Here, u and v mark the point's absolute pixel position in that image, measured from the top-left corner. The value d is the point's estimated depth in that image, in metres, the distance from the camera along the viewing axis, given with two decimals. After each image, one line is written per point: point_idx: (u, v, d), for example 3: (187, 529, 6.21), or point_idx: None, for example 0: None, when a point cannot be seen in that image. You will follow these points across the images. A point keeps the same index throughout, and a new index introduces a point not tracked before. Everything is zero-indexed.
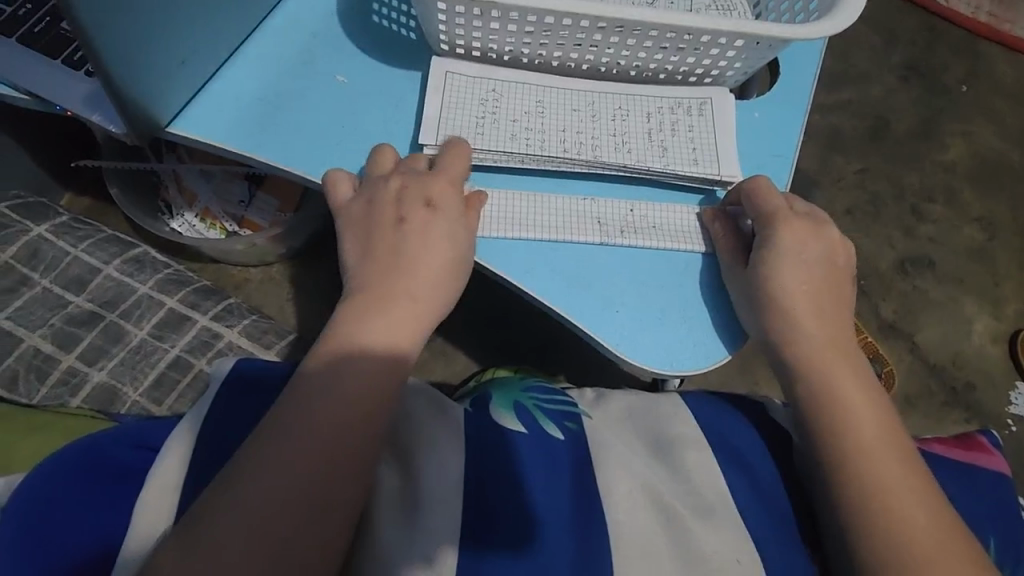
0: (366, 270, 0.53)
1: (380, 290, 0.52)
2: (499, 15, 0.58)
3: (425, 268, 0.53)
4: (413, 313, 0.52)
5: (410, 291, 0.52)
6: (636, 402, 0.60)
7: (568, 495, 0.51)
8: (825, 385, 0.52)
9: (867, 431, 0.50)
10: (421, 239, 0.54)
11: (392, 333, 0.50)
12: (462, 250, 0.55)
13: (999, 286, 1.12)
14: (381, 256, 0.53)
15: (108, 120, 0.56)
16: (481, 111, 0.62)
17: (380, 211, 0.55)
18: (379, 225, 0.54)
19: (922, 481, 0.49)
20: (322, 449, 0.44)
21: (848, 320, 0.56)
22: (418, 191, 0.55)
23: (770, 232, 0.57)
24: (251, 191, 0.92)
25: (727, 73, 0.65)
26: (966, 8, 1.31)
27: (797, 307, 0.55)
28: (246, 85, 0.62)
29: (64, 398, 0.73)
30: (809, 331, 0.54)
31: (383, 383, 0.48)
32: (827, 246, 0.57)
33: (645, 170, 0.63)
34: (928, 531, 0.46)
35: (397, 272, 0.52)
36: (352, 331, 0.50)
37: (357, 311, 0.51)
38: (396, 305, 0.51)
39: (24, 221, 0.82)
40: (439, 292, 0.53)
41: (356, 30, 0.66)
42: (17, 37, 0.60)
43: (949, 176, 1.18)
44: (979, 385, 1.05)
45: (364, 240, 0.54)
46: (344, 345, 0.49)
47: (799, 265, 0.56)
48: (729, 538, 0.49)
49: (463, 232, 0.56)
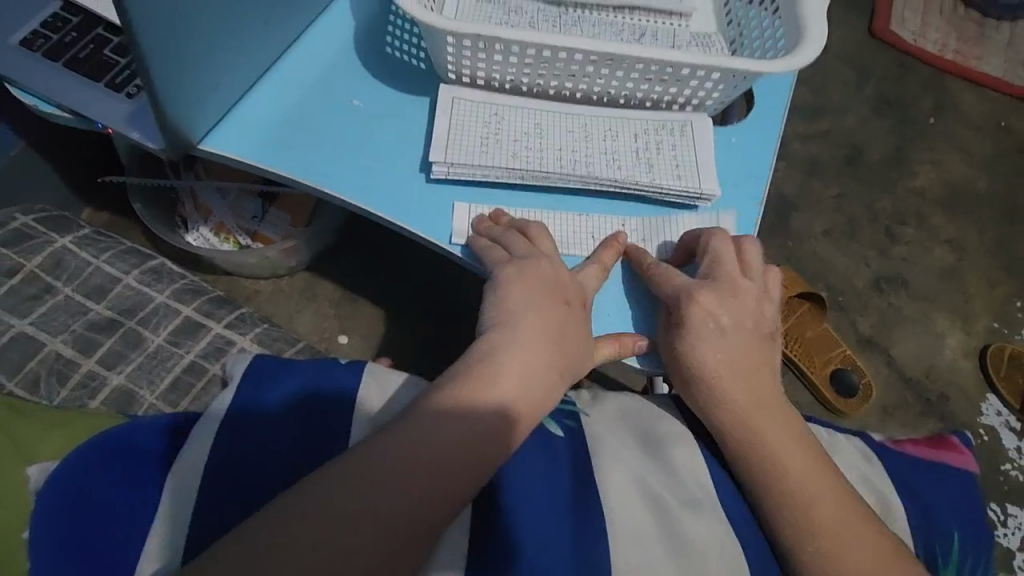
0: (513, 323, 0.54)
1: (533, 352, 0.53)
2: (502, 48, 0.65)
3: (575, 348, 0.56)
4: (555, 384, 0.54)
5: (562, 367, 0.54)
6: (627, 401, 0.64)
7: (568, 485, 0.55)
8: (762, 446, 0.56)
9: (812, 484, 0.55)
10: (573, 328, 0.56)
11: (533, 392, 0.52)
12: (576, 325, 0.57)
13: (969, 303, 1.18)
14: (514, 302, 0.56)
15: (146, 137, 0.62)
16: (485, 132, 0.68)
17: (519, 278, 0.58)
18: (509, 286, 0.57)
19: (864, 511, 0.55)
20: (423, 483, 0.46)
21: (755, 351, 0.60)
22: (550, 275, 0.59)
23: (680, 312, 0.60)
24: (264, 207, 0.96)
25: (707, 102, 0.72)
26: (934, 46, 1.40)
27: (725, 383, 0.58)
28: (269, 108, 0.68)
29: (82, 400, 0.76)
30: (741, 400, 0.58)
31: (498, 429, 0.50)
32: (738, 305, 0.60)
33: (635, 187, 0.68)
34: (844, 533, 0.53)
35: (554, 342, 0.54)
36: (494, 376, 0.51)
37: (503, 359, 0.52)
38: (540, 360, 0.53)
39: (49, 233, 0.87)
40: (569, 356, 0.55)
41: (371, 59, 0.73)
42: (62, 61, 0.65)
43: (919, 200, 1.26)
44: (952, 397, 1.11)
45: (524, 300, 0.56)
46: (482, 390, 0.50)
47: (719, 342, 0.59)
48: (715, 528, 0.54)
49: (544, 289, 0.57)
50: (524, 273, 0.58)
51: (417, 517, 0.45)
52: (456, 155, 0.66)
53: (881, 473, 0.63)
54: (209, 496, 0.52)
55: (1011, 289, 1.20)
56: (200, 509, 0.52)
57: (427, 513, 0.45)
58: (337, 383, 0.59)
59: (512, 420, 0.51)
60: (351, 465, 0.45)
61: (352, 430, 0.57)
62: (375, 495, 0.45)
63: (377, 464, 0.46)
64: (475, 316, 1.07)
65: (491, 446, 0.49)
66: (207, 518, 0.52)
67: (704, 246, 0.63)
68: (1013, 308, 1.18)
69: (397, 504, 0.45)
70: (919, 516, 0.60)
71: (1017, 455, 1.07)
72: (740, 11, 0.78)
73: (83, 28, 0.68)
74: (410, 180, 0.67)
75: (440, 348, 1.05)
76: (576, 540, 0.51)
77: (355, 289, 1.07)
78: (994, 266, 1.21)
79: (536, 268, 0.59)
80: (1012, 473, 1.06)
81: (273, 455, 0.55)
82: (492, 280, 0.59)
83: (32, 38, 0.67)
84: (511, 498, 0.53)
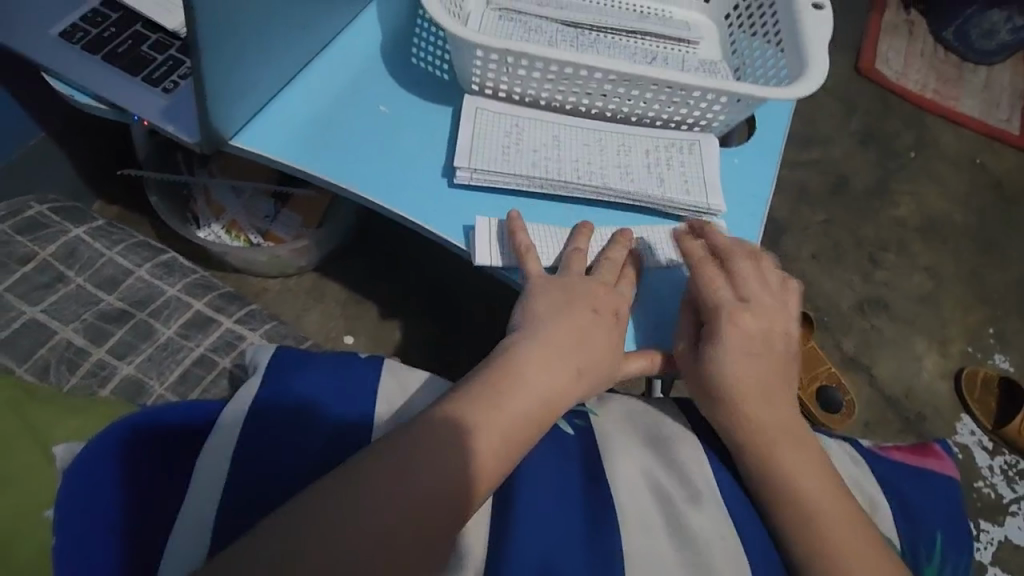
0: (537, 329, 0.58)
1: (555, 353, 0.56)
2: (527, 64, 0.69)
3: (597, 351, 0.58)
4: (574, 383, 0.56)
5: (581, 367, 0.57)
6: (632, 404, 0.67)
7: (579, 480, 0.58)
8: (778, 459, 0.59)
9: (826, 503, 0.57)
10: (593, 333, 0.59)
11: (550, 387, 0.55)
12: (599, 333, 0.59)
13: (946, 327, 1.24)
14: (542, 316, 0.59)
15: (183, 131, 0.64)
16: (506, 142, 0.72)
17: (559, 294, 0.61)
18: (543, 299, 0.60)
19: (863, 524, 0.57)
20: (446, 469, 0.48)
21: (777, 361, 0.63)
22: (575, 288, 0.62)
23: (712, 327, 0.62)
24: (276, 208, 0.97)
25: (713, 123, 0.76)
26: (915, 85, 1.49)
27: (750, 401, 0.60)
28: (300, 109, 0.71)
29: (92, 387, 0.77)
30: (764, 419, 0.60)
31: (519, 425, 0.53)
32: (767, 325, 0.63)
33: (645, 199, 0.72)
34: (844, 527, 0.56)
35: (572, 345, 0.57)
36: (515, 374, 0.54)
37: (524, 357, 0.55)
38: (560, 359, 0.56)
39: (63, 223, 0.87)
40: (588, 355, 0.58)
41: (397, 68, 0.76)
42: (101, 54, 0.67)
43: (900, 229, 1.32)
44: (930, 416, 1.16)
45: (550, 312, 0.59)
46: (503, 385, 0.53)
47: (749, 361, 0.61)
48: (714, 518, 0.56)
49: (563, 298, 0.61)
50: (555, 286, 0.62)
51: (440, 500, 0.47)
52: (479, 162, 0.70)
53: (867, 474, 0.68)
54: (237, 482, 0.54)
55: (984, 316, 1.26)
56: (229, 495, 0.53)
57: (451, 505, 0.48)
58: (358, 373, 0.62)
59: (534, 412, 0.53)
60: (377, 453, 0.48)
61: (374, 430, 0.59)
62: (401, 485, 0.47)
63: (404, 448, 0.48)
64: (476, 322, 1.09)
65: (512, 437, 0.52)
66: (234, 502, 0.53)
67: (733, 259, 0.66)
68: (985, 334, 1.25)
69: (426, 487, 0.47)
70: (904, 517, 0.65)
71: (989, 473, 1.13)
72: (743, 43, 0.84)
73: (123, 24, 0.70)
74: (434, 184, 0.70)
75: (443, 351, 1.07)
76: (588, 536, 0.54)
77: (360, 291, 1.09)
78: (969, 293, 1.28)
79: (563, 281, 0.62)
80: (984, 490, 1.11)
81: (298, 455, 0.56)
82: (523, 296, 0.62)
83: (72, 30, 0.69)
84: (523, 492, 0.55)
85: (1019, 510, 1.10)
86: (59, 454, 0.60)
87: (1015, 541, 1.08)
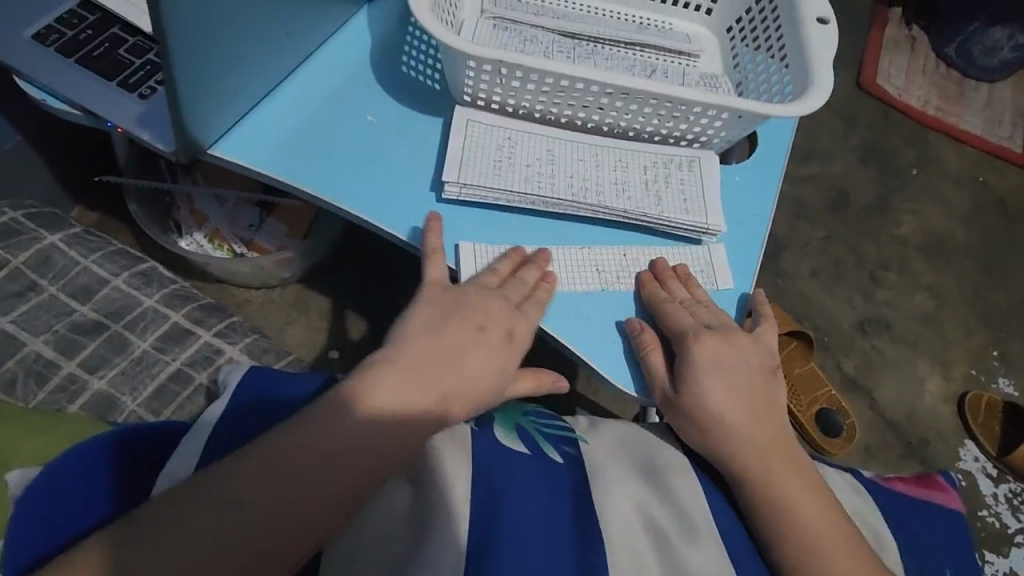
0: (404, 347, 0.57)
1: (417, 372, 0.55)
2: (521, 75, 0.67)
3: (471, 373, 0.57)
4: (440, 407, 0.55)
5: (446, 391, 0.56)
6: (624, 431, 0.64)
7: (570, 513, 0.54)
8: (776, 486, 0.57)
9: (826, 531, 0.56)
10: (473, 353, 0.58)
11: (412, 406, 0.54)
12: (481, 355, 0.58)
13: (948, 349, 1.21)
14: (424, 332, 0.58)
15: (158, 139, 0.61)
16: (498, 156, 0.69)
17: (452, 310, 0.60)
18: (437, 312, 0.60)
19: (863, 549, 0.56)
20: (293, 492, 0.47)
21: (763, 383, 0.62)
22: (476, 305, 0.61)
23: (682, 351, 0.62)
24: (261, 217, 0.95)
25: (714, 140, 0.73)
26: (917, 102, 1.47)
27: (742, 425, 0.59)
28: (283, 118, 0.68)
29: (61, 403, 0.73)
30: (758, 442, 0.59)
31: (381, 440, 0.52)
32: (740, 348, 0.63)
33: (641, 217, 0.69)
34: (844, 553, 0.55)
35: (439, 364, 0.56)
36: (377, 387, 0.54)
37: (385, 373, 0.55)
38: (422, 380, 0.55)
39: (38, 229, 0.84)
40: (462, 375, 0.57)
41: (387, 77, 0.73)
42: (75, 57, 0.65)
43: (901, 247, 1.30)
44: (932, 441, 1.13)
45: (427, 328, 0.58)
46: (359, 396, 0.53)
47: (725, 381, 0.60)
48: (711, 556, 0.53)
49: (445, 311, 0.60)
50: (439, 302, 0.60)
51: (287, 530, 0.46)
52: (469, 176, 0.67)
53: (870, 506, 0.65)
54: None
55: (987, 338, 1.23)
56: None
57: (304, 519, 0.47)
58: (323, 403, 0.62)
59: (392, 433, 0.52)
60: (218, 476, 0.47)
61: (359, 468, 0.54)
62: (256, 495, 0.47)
63: (246, 474, 0.47)
64: None
65: (365, 460, 0.50)
66: None
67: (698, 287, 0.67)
68: (989, 356, 1.22)
69: (272, 512, 0.46)
70: (911, 552, 0.62)
71: (993, 501, 1.09)
72: (746, 57, 0.82)
73: (99, 26, 0.67)
74: (421, 198, 0.67)
75: None
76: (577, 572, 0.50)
77: (347, 304, 1.06)
78: (972, 314, 1.25)
79: (456, 293, 0.61)
80: (989, 519, 1.08)
81: None
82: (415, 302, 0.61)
83: (46, 32, 0.66)
84: (507, 523, 0.51)
85: None
86: (16, 478, 0.57)
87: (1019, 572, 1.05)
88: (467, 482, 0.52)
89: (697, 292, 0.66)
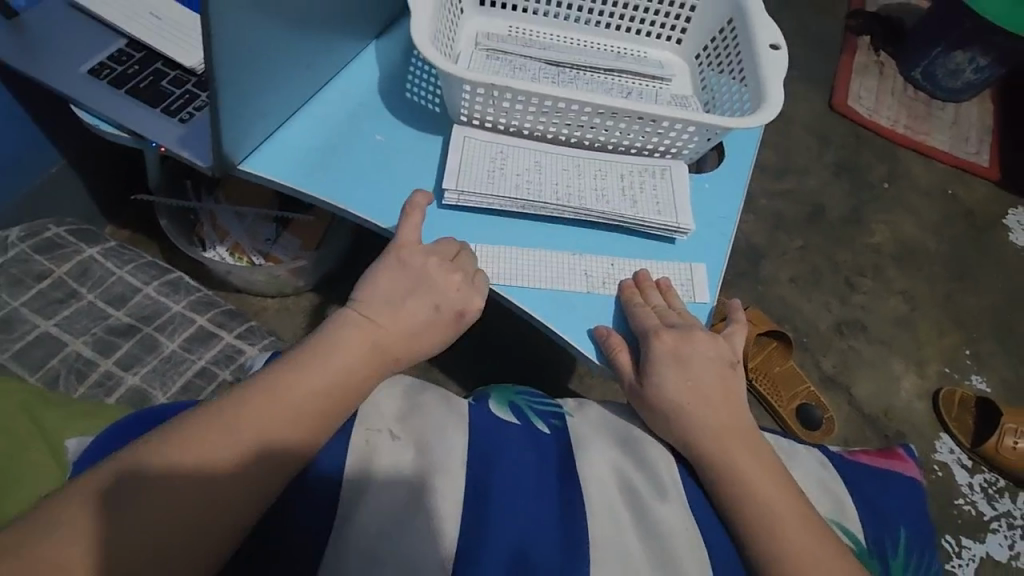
0: (368, 310, 0.62)
1: (372, 338, 0.60)
2: (510, 97, 0.76)
3: (419, 344, 0.64)
4: (389, 368, 0.61)
5: (397, 356, 0.62)
6: (607, 413, 0.70)
7: (554, 477, 0.61)
8: (739, 472, 0.62)
9: (789, 514, 0.60)
10: (428, 324, 0.64)
11: (365, 369, 0.59)
12: (433, 326, 0.65)
13: (922, 348, 1.28)
14: (378, 303, 0.63)
15: (197, 157, 0.71)
16: (492, 166, 0.78)
17: (412, 284, 0.65)
18: (400, 285, 0.64)
19: (824, 529, 0.60)
20: (266, 450, 0.51)
21: (728, 373, 0.69)
22: (435, 280, 0.66)
23: (645, 348, 0.69)
24: (278, 231, 1.04)
25: (684, 151, 0.82)
26: (887, 121, 1.57)
27: (710, 408, 0.65)
28: (302, 139, 0.77)
29: (98, 397, 0.81)
30: (723, 427, 0.65)
31: (341, 401, 0.57)
32: (703, 340, 0.69)
33: (620, 217, 0.78)
34: (802, 531, 0.59)
35: (395, 334, 0.62)
36: (333, 347, 0.59)
37: (347, 333, 0.60)
38: (376, 347, 0.60)
39: (78, 243, 0.93)
40: (412, 345, 0.63)
41: (394, 102, 0.83)
42: (125, 88, 0.74)
43: (875, 255, 1.38)
44: (909, 433, 1.19)
45: (389, 297, 0.63)
46: (320, 355, 0.58)
47: (684, 375, 0.67)
48: (679, 514, 0.60)
49: (407, 285, 0.64)
50: (396, 274, 0.65)
51: (262, 481, 0.50)
52: (466, 184, 0.76)
53: (836, 479, 0.70)
54: None
55: (959, 338, 1.31)
56: None
57: (273, 474, 0.51)
58: None
59: (351, 391, 0.58)
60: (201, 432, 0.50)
61: (345, 449, 0.57)
62: (231, 448, 0.50)
63: (227, 429, 0.51)
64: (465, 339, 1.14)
65: (321, 420, 0.55)
66: None
67: (669, 292, 0.74)
68: (962, 355, 1.29)
69: (248, 468, 0.50)
70: (871, 516, 0.68)
71: (969, 490, 1.15)
72: (712, 79, 0.91)
73: (145, 62, 0.78)
74: None
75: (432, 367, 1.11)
76: (559, 521, 0.57)
77: None
78: (944, 316, 1.33)
79: (410, 263, 0.66)
80: (965, 507, 1.14)
81: None
82: (376, 264, 0.66)
83: (100, 68, 0.76)
84: (493, 492, 0.57)
85: (999, 527, 1.13)
86: (71, 448, 0.65)
87: (995, 557, 1.10)
88: (463, 447, 0.60)
89: (670, 295, 0.74)
